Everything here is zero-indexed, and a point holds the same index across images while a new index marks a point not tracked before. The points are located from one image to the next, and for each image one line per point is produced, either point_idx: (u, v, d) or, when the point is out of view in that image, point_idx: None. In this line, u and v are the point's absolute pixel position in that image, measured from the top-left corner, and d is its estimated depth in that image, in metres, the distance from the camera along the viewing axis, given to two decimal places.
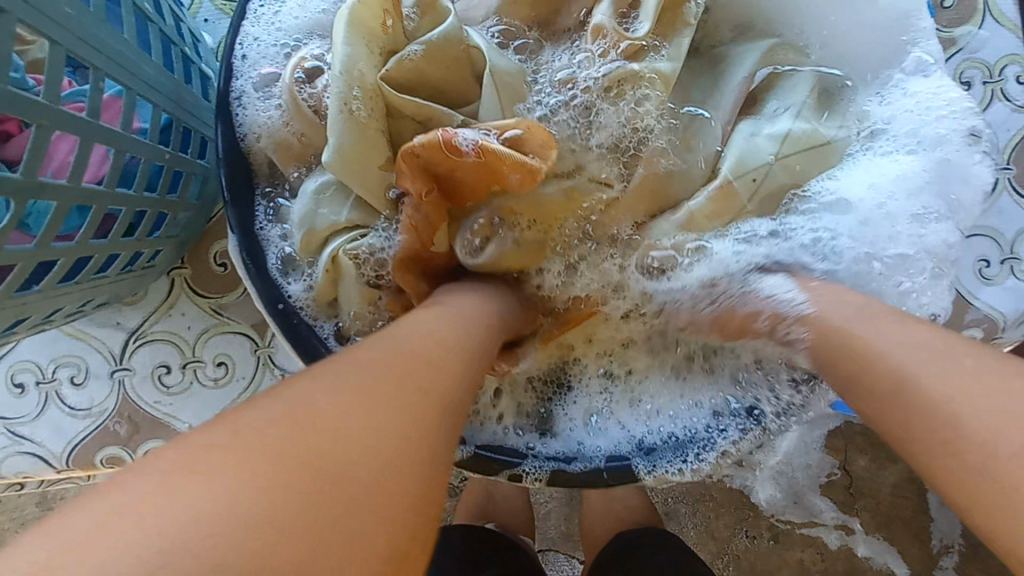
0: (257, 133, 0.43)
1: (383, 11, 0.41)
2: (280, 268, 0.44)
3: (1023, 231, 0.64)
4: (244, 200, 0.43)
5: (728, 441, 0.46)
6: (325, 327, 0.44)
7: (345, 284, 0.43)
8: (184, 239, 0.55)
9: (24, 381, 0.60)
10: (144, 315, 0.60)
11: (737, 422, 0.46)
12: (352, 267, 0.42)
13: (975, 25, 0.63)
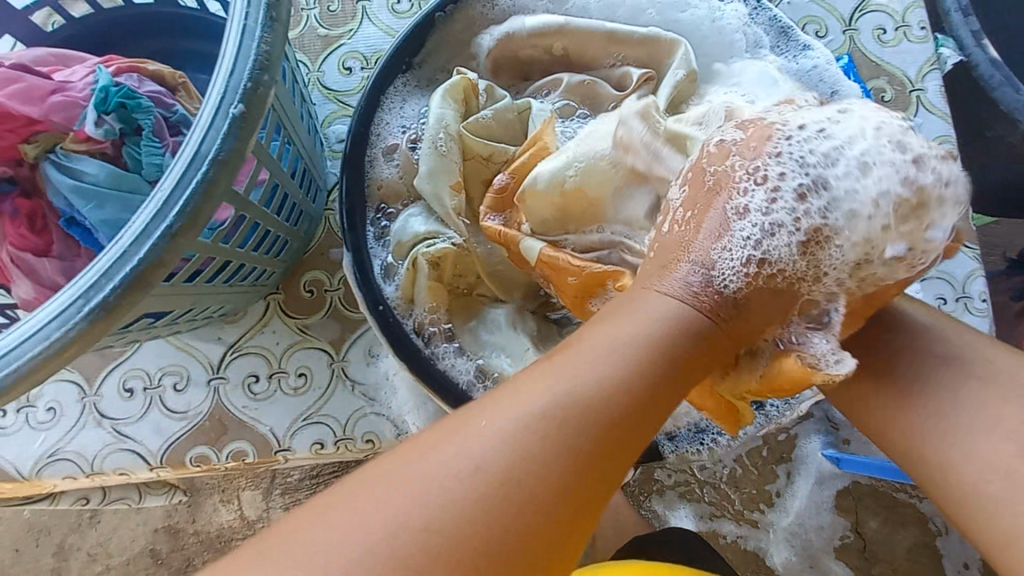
0: (377, 178, 0.59)
1: (464, 93, 0.57)
2: (380, 279, 0.57)
3: (970, 274, 0.77)
4: (359, 225, 0.56)
5: (737, 424, 0.57)
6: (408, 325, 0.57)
7: (419, 279, 0.56)
8: (287, 266, 0.68)
9: (133, 386, 0.71)
10: (240, 332, 0.72)
11: (743, 411, 0.57)
12: (426, 266, 0.56)
13: (911, 113, 0.81)
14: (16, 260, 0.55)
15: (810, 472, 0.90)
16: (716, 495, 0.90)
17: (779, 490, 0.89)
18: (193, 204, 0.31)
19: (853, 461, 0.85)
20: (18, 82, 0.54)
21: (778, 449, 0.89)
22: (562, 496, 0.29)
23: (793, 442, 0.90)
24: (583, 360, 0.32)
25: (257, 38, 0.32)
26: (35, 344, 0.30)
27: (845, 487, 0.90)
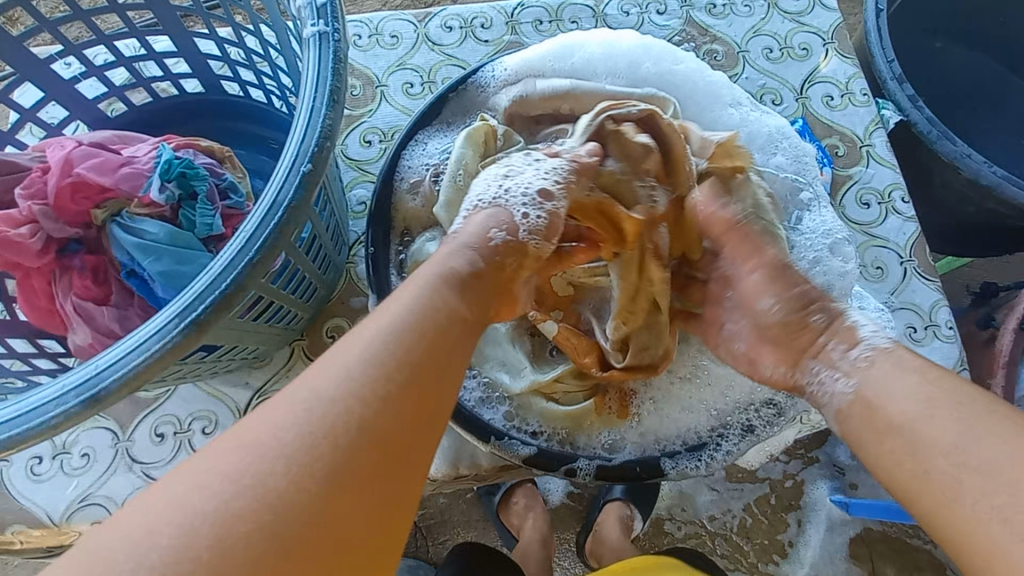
0: (400, 207, 0.68)
1: (486, 136, 0.66)
2: None
3: (935, 304, 0.85)
4: (383, 272, 0.65)
5: (727, 444, 0.62)
6: None
7: None
8: (312, 312, 0.75)
9: (164, 431, 0.75)
10: (266, 377, 0.77)
11: (736, 432, 0.62)
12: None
13: (863, 165, 0.92)
14: (77, 310, 0.62)
15: (819, 518, 0.94)
16: (729, 548, 0.93)
17: (791, 539, 0.93)
18: (270, 240, 0.38)
19: (861, 505, 0.90)
20: (96, 157, 0.63)
21: (785, 497, 0.94)
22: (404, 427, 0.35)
23: (801, 488, 0.95)
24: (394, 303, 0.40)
25: (322, 115, 0.41)
26: (136, 357, 0.35)
27: (858, 534, 0.94)
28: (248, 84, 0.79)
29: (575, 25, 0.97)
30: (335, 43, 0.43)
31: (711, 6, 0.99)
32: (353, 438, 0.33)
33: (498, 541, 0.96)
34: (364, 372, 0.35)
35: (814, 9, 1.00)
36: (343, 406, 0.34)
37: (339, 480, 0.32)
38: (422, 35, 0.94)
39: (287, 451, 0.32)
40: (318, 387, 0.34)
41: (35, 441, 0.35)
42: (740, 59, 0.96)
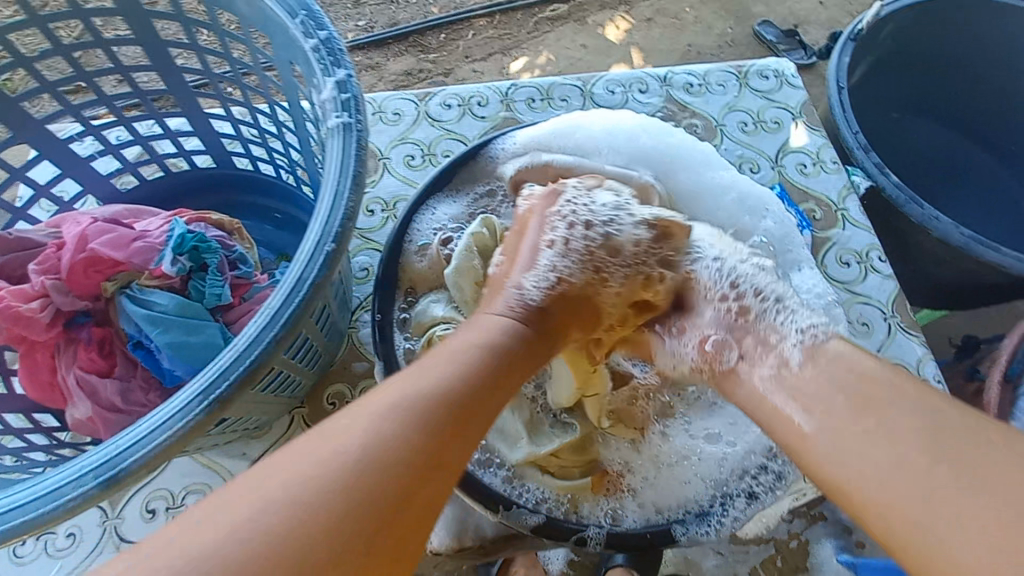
0: (409, 268, 0.71)
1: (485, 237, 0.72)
2: None
3: (921, 359, 0.88)
4: (390, 337, 0.66)
5: (735, 511, 0.61)
6: None
7: None
8: (315, 378, 0.75)
9: (156, 507, 0.72)
10: (265, 447, 0.76)
11: (741, 499, 0.61)
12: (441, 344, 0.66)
13: (840, 227, 0.97)
14: (80, 382, 0.62)
15: None
16: None
17: None
18: (296, 314, 0.40)
19: (869, 566, 0.88)
20: (110, 232, 0.64)
21: (791, 559, 0.92)
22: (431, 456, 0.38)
23: (806, 549, 0.93)
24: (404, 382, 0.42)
25: (346, 197, 0.44)
26: (159, 435, 0.36)
27: None
28: (258, 160, 0.83)
29: (565, 102, 1.04)
30: (357, 132, 0.47)
31: (688, 86, 1.08)
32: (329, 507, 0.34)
33: None
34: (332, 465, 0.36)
35: (782, 87, 1.09)
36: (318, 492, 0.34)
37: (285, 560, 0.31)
38: (423, 111, 1.01)
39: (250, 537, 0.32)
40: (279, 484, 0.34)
41: (49, 525, 0.34)
42: (718, 132, 1.04)
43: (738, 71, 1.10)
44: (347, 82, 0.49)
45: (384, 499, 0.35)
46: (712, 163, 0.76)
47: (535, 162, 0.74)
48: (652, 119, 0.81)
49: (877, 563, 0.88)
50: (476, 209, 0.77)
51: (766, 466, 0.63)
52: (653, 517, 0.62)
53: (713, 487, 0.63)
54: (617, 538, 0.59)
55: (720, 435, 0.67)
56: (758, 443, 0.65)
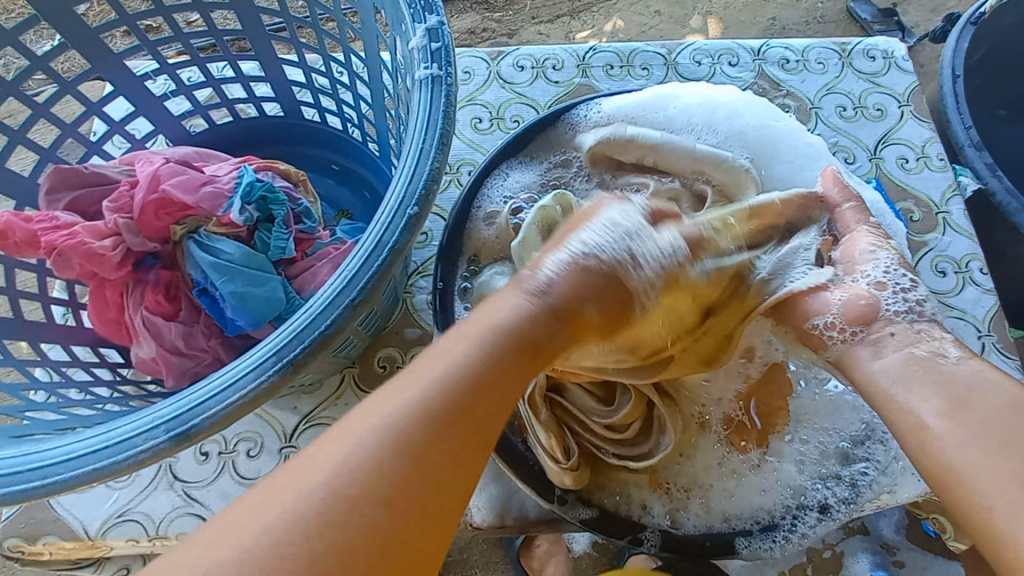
0: (474, 234, 0.68)
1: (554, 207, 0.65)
2: None
3: None
4: (450, 308, 0.64)
5: (805, 525, 0.58)
6: None
7: None
8: (368, 340, 0.74)
9: (209, 451, 0.74)
10: (315, 403, 0.76)
11: (812, 514, 0.58)
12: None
13: (938, 232, 0.88)
14: (145, 323, 0.62)
15: None
16: None
17: None
18: (374, 280, 0.37)
19: None
20: (182, 174, 0.64)
21: (824, 568, 0.88)
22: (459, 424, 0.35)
23: (840, 561, 0.89)
24: (433, 363, 0.38)
25: (431, 158, 0.40)
26: (232, 394, 0.34)
27: None
28: (326, 111, 0.81)
29: (646, 71, 0.97)
30: (447, 86, 0.43)
31: (783, 62, 0.98)
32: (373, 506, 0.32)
33: None
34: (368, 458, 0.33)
35: (890, 70, 0.98)
36: (349, 493, 0.32)
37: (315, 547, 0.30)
38: (494, 72, 0.96)
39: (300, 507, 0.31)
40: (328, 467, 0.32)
41: (119, 475, 0.34)
42: (812, 115, 0.95)
43: (841, 50, 1.00)
44: (439, 30, 0.44)
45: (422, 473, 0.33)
46: (818, 161, 0.70)
47: (622, 133, 0.68)
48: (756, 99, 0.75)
49: None
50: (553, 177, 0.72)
51: (840, 477, 0.59)
52: (716, 521, 0.59)
53: (783, 496, 0.59)
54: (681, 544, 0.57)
55: (809, 447, 0.61)
56: (819, 449, 0.61)
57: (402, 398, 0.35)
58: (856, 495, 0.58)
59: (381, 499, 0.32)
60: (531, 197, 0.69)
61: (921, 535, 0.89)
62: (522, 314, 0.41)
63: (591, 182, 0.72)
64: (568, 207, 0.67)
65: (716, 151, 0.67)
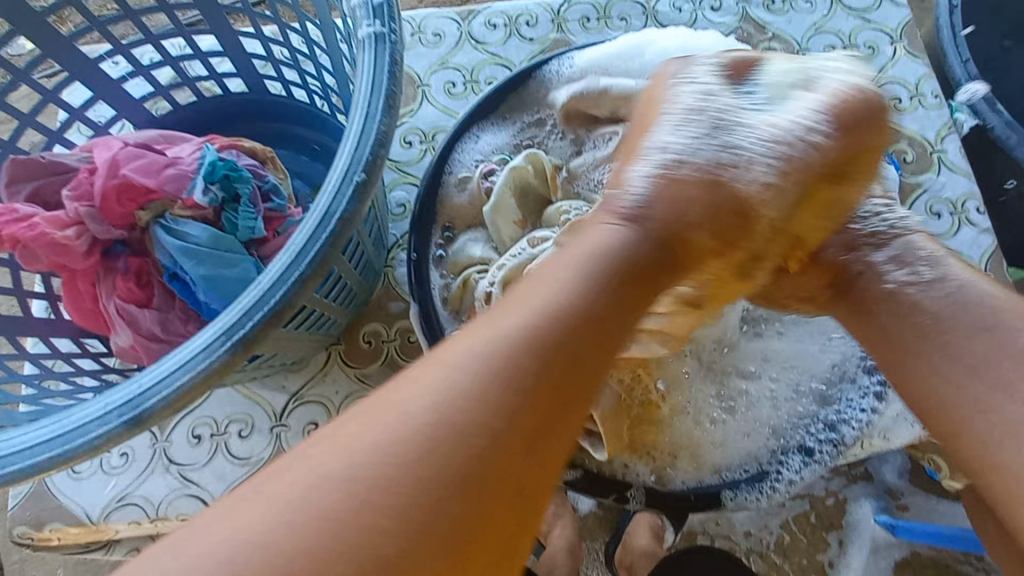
0: (448, 202, 0.66)
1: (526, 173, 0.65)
2: (444, 324, 0.63)
3: None
4: (426, 278, 0.62)
5: (791, 472, 0.58)
6: None
7: (466, 298, 0.63)
8: (350, 317, 0.73)
9: (200, 433, 0.74)
10: (302, 381, 0.76)
11: (797, 458, 0.58)
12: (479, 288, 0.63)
13: (934, 172, 0.85)
14: (120, 312, 0.61)
15: (863, 541, 0.88)
16: (764, 565, 0.88)
17: (832, 560, 0.88)
18: (322, 251, 0.36)
19: (910, 529, 0.84)
20: (142, 158, 0.62)
21: (826, 515, 0.89)
22: (593, 325, 0.35)
23: (843, 507, 0.89)
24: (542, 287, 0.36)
25: (378, 121, 0.38)
26: (181, 376, 0.33)
27: (904, 558, 0.87)
28: (290, 84, 0.78)
29: (624, 22, 0.93)
30: (391, 43, 0.41)
31: (769, 2, 0.93)
32: (494, 452, 0.29)
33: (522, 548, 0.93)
34: (504, 399, 0.31)
35: (881, 5, 0.93)
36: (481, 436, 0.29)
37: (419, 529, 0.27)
38: (466, 33, 0.92)
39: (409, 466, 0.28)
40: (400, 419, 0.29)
41: (77, 462, 0.33)
42: (800, 57, 0.90)
43: None
44: None
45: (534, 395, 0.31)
46: None
47: (595, 87, 0.66)
48: (737, 44, 0.72)
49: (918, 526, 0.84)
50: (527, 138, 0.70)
51: (817, 419, 0.59)
52: (704, 474, 0.59)
53: (764, 441, 0.60)
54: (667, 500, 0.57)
55: (777, 393, 0.62)
56: (796, 391, 0.61)
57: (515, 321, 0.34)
58: (839, 438, 0.58)
59: (506, 423, 0.30)
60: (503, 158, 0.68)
61: (921, 477, 0.89)
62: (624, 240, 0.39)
63: (567, 139, 0.71)
64: (541, 167, 0.66)
65: None
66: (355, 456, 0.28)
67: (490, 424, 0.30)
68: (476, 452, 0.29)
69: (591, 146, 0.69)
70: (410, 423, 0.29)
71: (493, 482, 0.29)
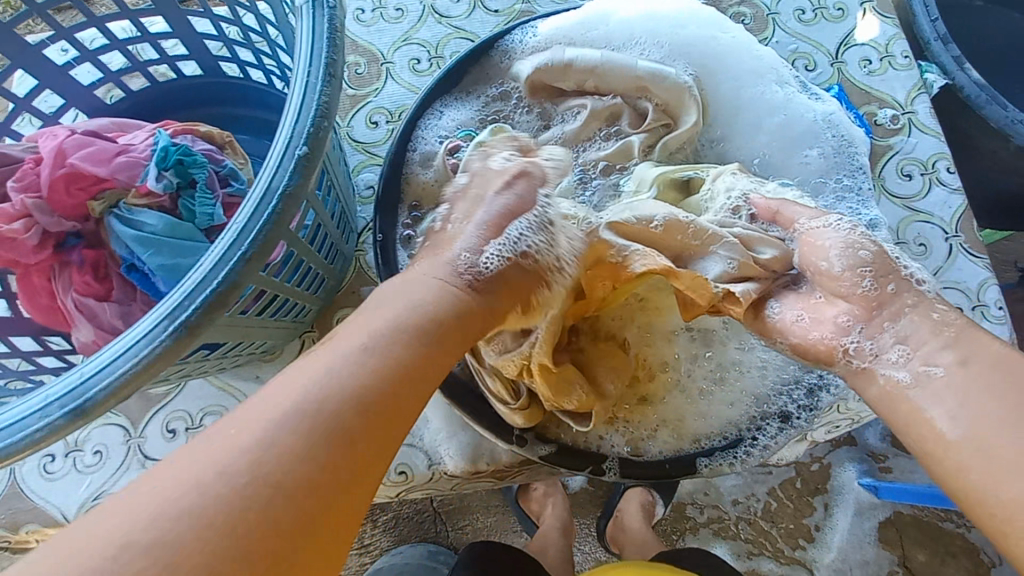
0: (414, 180, 0.65)
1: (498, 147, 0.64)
2: None
3: (982, 282, 0.79)
4: (393, 259, 0.61)
5: (766, 437, 0.59)
6: None
7: None
8: (322, 303, 0.72)
9: (175, 427, 0.73)
10: (277, 370, 0.75)
11: (774, 424, 0.59)
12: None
13: (904, 134, 0.85)
14: (79, 306, 0.60)
15: (847, 502, 0.90)
16: (752, 532, 0.90)
17: (818, 522, 0.89)
18: (265, 230, 0.35)
19: (892, 489, 0.83)
20: (90, 145, 0.60)
21: (812, 480, 0.90)
22: (388, 392, 0.37)
23: (828, 472, 0.90)
24: (373, 330, 0.40)
25: (318, 92, 0.37)
26: (124, 363, 0.32)
27: (887, 517, 0.89)
28: (246, 65, 0.75)
29: None
30: (329, 10, 0.39)
31: None
32: (303, 493, 0.32)
33: (518, 527, 0.93)
34: (323, 441, 0.34)
35: None
36: (283, 475, 0.32)
37: (229, 540, 0.29)
38: (428, 6, 0.89)
39: (225, 494, 0.30)
40: (252, 443, 0.32)
41: (19, 457, 0.32)
42: (770, 22, 0.89)
43: None
44: None
45: (331, 450, 0.34)
46: (764, 79, 0.67)
47: (558, 60, 0.64)
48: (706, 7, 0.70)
49: (900, 486, 0.82)
50: (495, 113, 0.69)
51: (800, 384, 0.60)
52: (682, 441, 0.59)
53: (744, 407, 0.60)
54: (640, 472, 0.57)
55: (767, 362, 0.61)
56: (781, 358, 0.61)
57: (346, 353, 0.38)
58: (819, 405, 0.58)
59: (305, 474, 0.32)
60: (468, 134, 0.66)
61: (903, 439, 0.91)
62: (443, 294, 0.44)
63: (532, 113, 0.69)
64: None
65: (657, 67, 0.63)
66: (192, 474, 0.31)
67: (283, 469, 0.32)
68: (285, 495, 0.31)
69: (559, 120, 0.67)
70: (240, 454, 0.32)
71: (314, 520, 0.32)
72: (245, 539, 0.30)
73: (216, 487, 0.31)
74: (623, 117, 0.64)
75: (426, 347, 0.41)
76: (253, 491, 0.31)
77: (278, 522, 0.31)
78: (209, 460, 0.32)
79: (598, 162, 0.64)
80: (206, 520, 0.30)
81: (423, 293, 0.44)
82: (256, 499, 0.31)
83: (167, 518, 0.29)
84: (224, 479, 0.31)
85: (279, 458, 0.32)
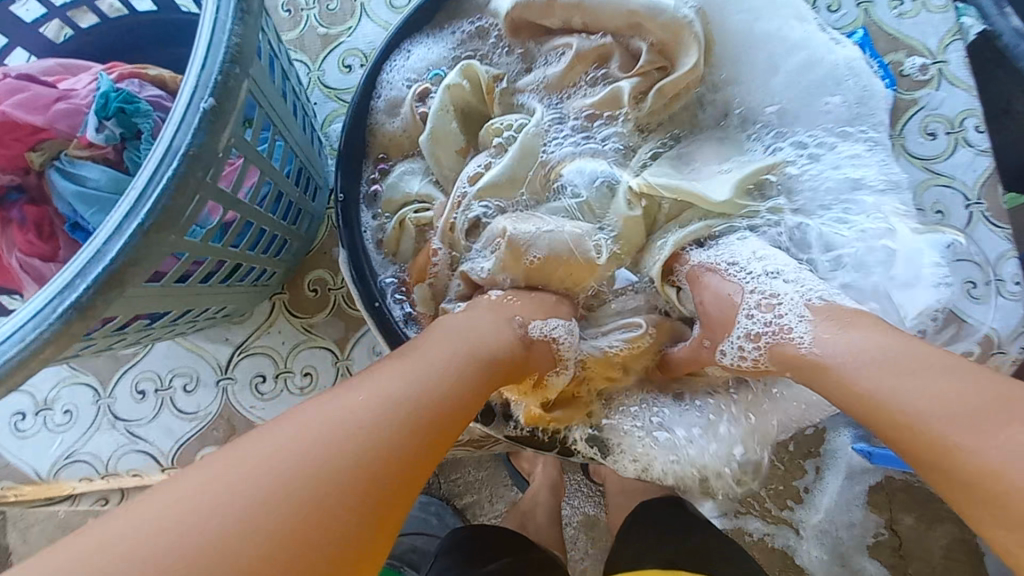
0: (377, 129, 0.59)
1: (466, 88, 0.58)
2: (376, 269, 0.58)
3: (1001, 255, 0.72)
4: (354, 221, 0.57)
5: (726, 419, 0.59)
6: (400, 311, 0.58)
7: (403, 240, 0.58)
8: (290, 265, 0.68)
9: (145, 388, 0.71)
10: (247, 332, 0.73)
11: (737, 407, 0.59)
12: (413, 228, 0.58)
13: (932, 87, 0.76)
14: (23, 265, 0.56)
15: (839, 465, 0.87)
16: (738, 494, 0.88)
17: (807, 485, 0.87)
18: (168, 195, 0.30)
19: (886, 456, 0.81)
20: (25, 91, 0.56)
21: (805, 444, 0.87)
22: (453, 403, 0.40)
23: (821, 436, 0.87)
24: (436, 346, 0.43)
25: (227, 32, 0.32)
26: (11, 347, 0.29)
27: (877, 483, 0.88)
28: None
29: None
30: None
31: None
32: (362, 493, 0.32)
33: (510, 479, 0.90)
34: (393, 440, 0.35)
35: None
36: (346, 473, 0.32)
37: (288, 540, 0.29)
38: None
39: (287, 491, 0.31)
40: (319, 440, 0.33)
41: None
42: None
43: None
44: None
45: (392, 456, 0.35)
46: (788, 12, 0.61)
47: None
48: None
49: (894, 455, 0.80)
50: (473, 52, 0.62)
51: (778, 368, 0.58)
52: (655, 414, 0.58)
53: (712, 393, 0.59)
54: (619, 445, 0.59)
55: None
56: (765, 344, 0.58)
57: (418, 364, 0.41)
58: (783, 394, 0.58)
59: (370, 475, 0.33)
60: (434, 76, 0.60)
61: None
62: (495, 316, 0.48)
63: (514, 53, 0.62)
64: (475, 81, 0.58)
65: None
66: (256, 471, 0.31)
67: (351, 466, 0.33)
68: (345, 499, 0.32)
69: (543, 61, 0.60)
70: (305, 451, 0.32)
71: (368, 523, 0.32)
72: (303, 537, 0.30)
73: (270, 492, 0.30)
74: (613, 60, 0.58)
75: (485, 362, 0.44)
76: (313, 486, 0.31)
77: (335, 526, 0.31)
78: (262, 468, 0.32)
79: (582, 110, 0.57)
80: (263, 517, 0.29)
81: (478, 317, 0.47)
82: (317, 494, 0.31)
83: (188, 522, 0.28)
84: (284, 475, 0.31)
85: (343, 459, 0.33)
